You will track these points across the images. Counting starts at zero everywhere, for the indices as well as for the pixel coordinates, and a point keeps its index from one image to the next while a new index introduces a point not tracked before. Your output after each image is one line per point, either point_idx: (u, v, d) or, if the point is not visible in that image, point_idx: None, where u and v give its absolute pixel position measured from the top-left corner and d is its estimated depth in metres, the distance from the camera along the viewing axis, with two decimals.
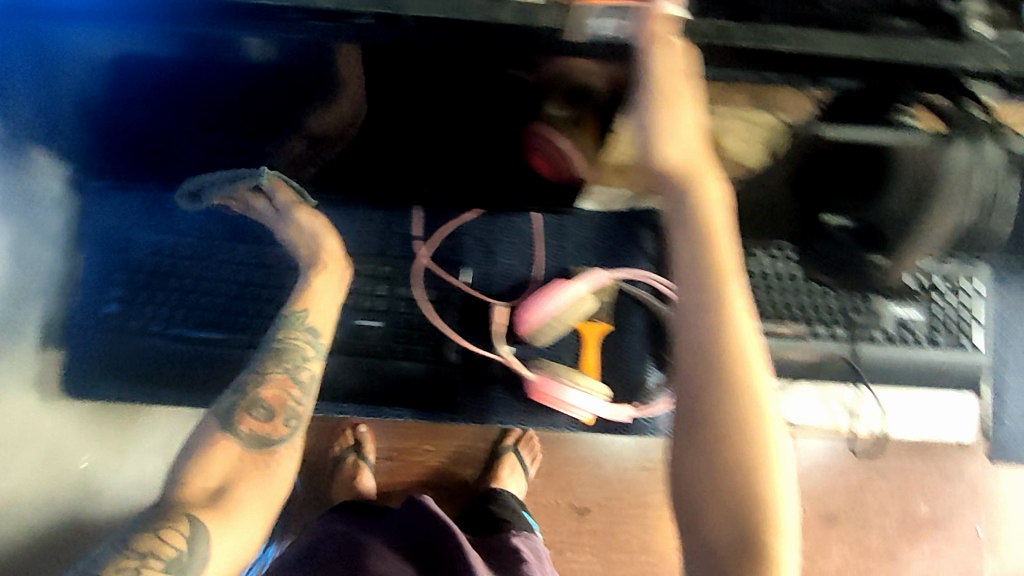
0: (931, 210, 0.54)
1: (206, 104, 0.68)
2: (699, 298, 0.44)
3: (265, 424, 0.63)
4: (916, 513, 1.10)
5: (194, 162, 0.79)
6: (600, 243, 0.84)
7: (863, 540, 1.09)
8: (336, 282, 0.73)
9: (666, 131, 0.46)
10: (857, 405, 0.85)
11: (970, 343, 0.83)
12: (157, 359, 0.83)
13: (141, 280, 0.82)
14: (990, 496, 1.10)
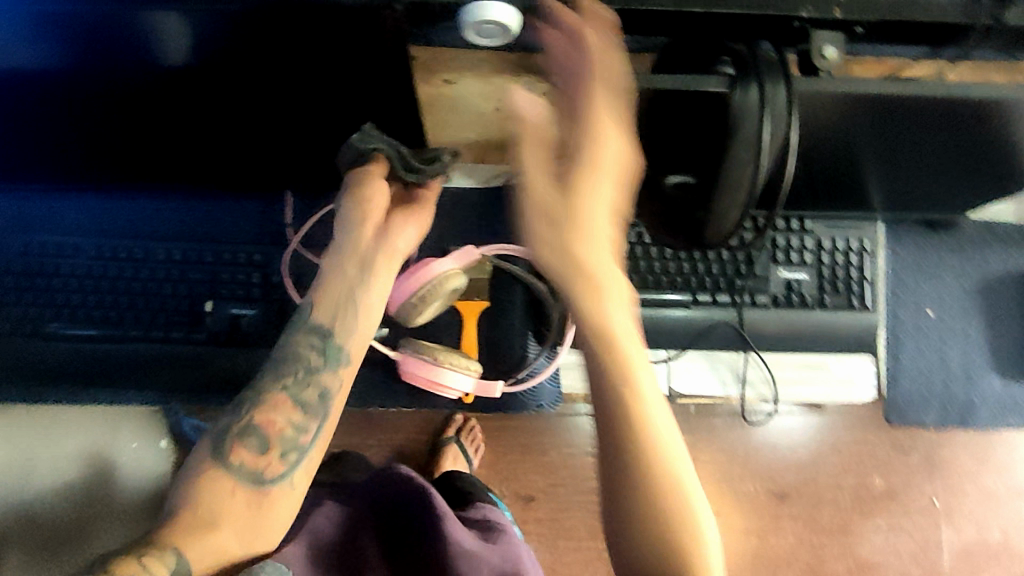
0: (727, 158, 0.52)
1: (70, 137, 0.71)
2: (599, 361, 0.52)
3: (259, 458, 0.64)
4: (871, 486, 1.01)
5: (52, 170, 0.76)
6: (477, 218, 0.84)
7: (819, 520, 1.00)
8: (363, 275, 0.69)
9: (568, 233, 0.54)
10: (745, 371, 0.83)
11: (859, 301, 0.82)
12: (33, 360, 0.78)
13: (14, 282, 0.77)
14: (950, 463, 1.01)
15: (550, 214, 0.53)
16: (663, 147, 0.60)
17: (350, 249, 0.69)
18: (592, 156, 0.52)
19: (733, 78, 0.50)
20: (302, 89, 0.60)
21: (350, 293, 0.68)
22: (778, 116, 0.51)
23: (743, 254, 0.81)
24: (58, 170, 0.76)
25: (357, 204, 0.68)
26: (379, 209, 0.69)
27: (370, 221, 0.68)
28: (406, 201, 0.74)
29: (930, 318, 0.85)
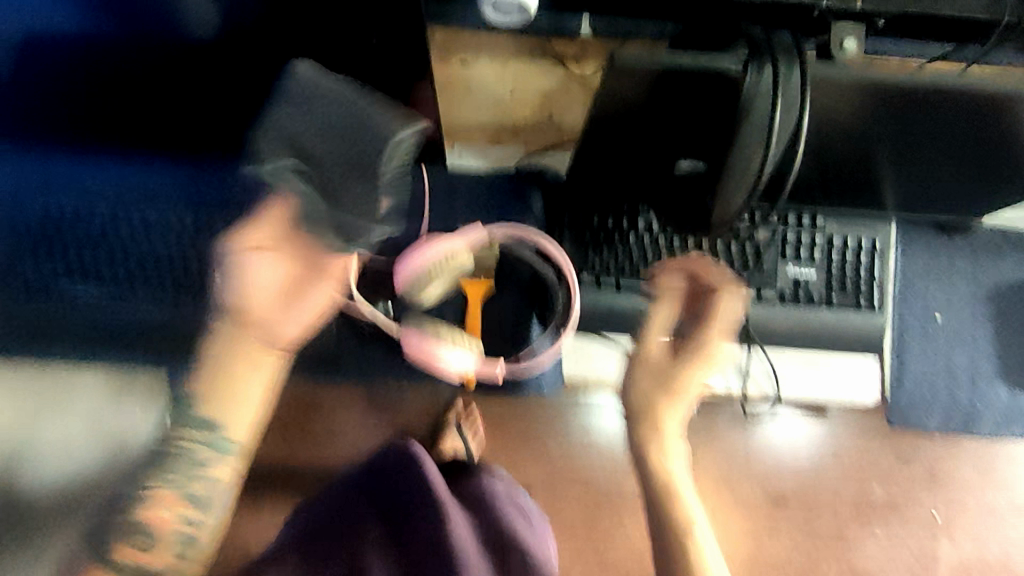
0: (738, 141, 0.53)
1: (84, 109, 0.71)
2: (644, 450, 0.66)
3: (146, 553, 0.55)
4: (901, 515, 0.91)
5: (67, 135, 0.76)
6: (490, 202, 0.83)
7: (818, 526, 0.91)
8: (246, 362, 0.58)
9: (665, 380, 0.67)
10: (748, 366, 0.83)
11: (868, 300, 0.81)
12: (43, 318, 0.79)
13: (29, 240, 0.78)
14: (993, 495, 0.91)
15: (665, 380, 0.67)
16: (676, 133, 0.61)
17: (235, 333, 0.58)
18: (700, 352, 0.67)
19: (748, 60, 0.50)
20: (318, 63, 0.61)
21: (235, 380, 0.58)
22: (789, 100, 0.51)
23: (752, 249, 0.80)
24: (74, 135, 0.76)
25: (237, 280, 0.57)
26: (255, 289, 0.57)
27: (257, 293, 0.57)
28: (301, 276, 0.59)
29: (938, 322, 0.85)
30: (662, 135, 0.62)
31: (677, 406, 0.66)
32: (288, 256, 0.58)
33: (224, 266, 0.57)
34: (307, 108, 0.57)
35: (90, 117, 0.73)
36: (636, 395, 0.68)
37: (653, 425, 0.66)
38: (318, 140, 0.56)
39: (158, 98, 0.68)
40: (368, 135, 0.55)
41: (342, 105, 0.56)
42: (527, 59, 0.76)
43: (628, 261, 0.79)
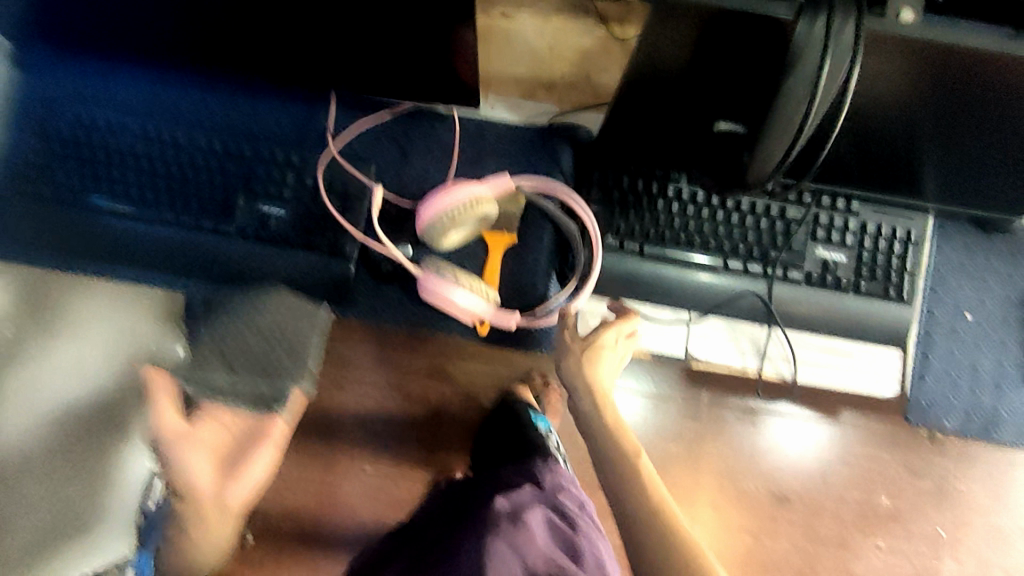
0: (785, 95, 0.50)
1: (133, 26, 0.72)
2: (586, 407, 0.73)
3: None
4: None
5: (112, 49, 0.77)
6: (516, 154, 0.83)
7: (829, 556, 0.80)
8: (202, 530, 0.70)
9: (589, 359, 0.74)
10: (767, 346, 0.81)
11: (896, 291, 0.79)
12: (67, 229, 0.79)
13: (61, 149, 0.78)
14: None
15: (588, 357, 0.74)
16: (721, 90, 0.59)
17: (185, 514, 0.69)
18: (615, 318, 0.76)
19: (803, 5, 0.47)
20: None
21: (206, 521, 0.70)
22: (844, 55, 0.47)
23: (782, 226, 0.78)
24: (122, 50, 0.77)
25: (177, 468, 0.69)
26: (206, 471, 0.71)
27: (198, 480, 0.70)
28: (242, 435, 0.73)
29: (968, 321, 0.82)
30: (705, 91, 0.59)
31: (602, 360, 0.74)
32: (223, 418, 0.73)
33: (172, 445, 0.69)
34: (234, 315, 0.75)
35: (129, 30, 0.73)
36: (570, 367, 0.75)
37: (594, 392, 0.73)
38: (236, 368, 0.74)
39: (200, 15, 0.69)
40: (301, 350, 0.77)
41: (274, 316, 0.76)
42: (569, 19, 0.69)
43: (653, 228, 0.78)
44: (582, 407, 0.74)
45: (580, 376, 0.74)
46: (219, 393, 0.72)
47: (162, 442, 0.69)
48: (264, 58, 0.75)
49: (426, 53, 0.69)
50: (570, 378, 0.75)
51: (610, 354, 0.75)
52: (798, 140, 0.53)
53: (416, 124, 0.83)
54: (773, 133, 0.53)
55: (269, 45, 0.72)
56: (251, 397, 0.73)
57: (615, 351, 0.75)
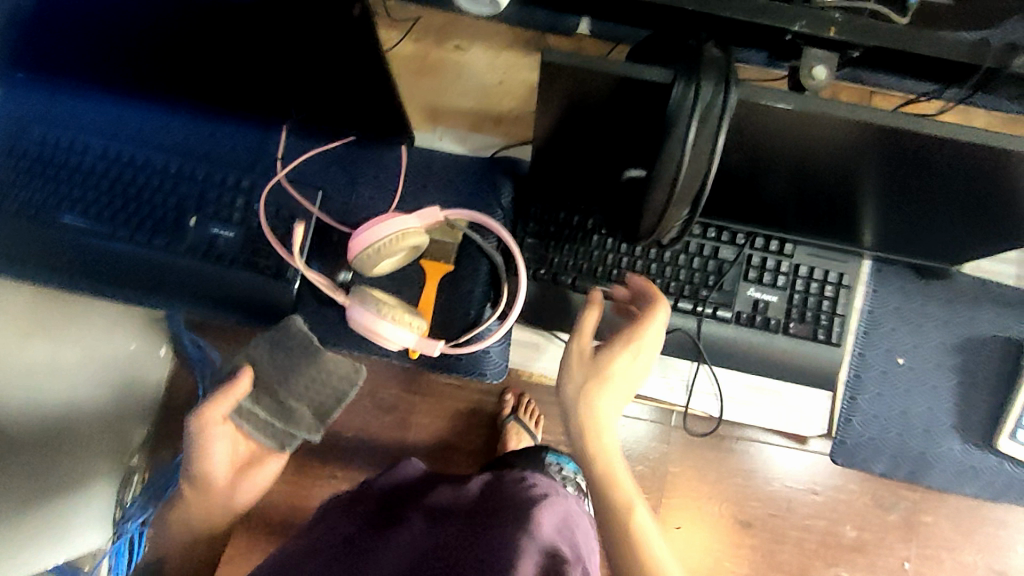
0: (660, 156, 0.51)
1: (93, 55, 0.77)
2: (584, 428, 0.64)
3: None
4: (839, 535, 1.00)
5: (80, 77, 0.83)
6: (462, 183, 0.86)
7: (778, 556, 1.00)
8: (204, 520, 0.71)
9: (593, 386, 0.65)
10: (695, 382, 0.83)
11: (825, 334, 0.79)
12: (32, 244, 0.83)
13: (27, 167, 0.83)
14: (928, 532, 0.99)
15: (594, 377, 0.66)
16: (625, 137, 0.61)
17: (197, 500, 0.70)
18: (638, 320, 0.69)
19: (678, 75, 0.48)
20: (282, 31, 0.63)
21: (212, 524, 0.71)
22: (710, 125, 0.48)
23: (715, 266, 0.80)
24: (92, 80, 0.83)
25: (200, 461, 0.68)
26: (220, 462, 0.69)
27: (215, 466, 0.69)
28: (248, 452, 0.73)
29: (900, 366, 0.82)
30: (613, 136, 0.62)
31: (607, 387, 0.65)
32: (243, 430, 0.71)
33: (195, 440, 0.68)
34: (290, 361, 0.72)
35: (85, 58, 0.77)
36: (573, 390, 0.66)
37: (592, 423, 0.64)
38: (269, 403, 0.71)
39: (148, 47, 0.73)
40: (326, 408, 0.73)
41: (305, 382, 0.72)
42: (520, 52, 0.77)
43: (586, 262, 0.80)
44: (579, 437, 0.65)
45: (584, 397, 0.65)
46: (258, 425, 0.70)
47: (195, 428, 0.67)
48: (217, 87, 0.79)
49: (358, 87, 0.72)
50: (568, 405, 0.66)
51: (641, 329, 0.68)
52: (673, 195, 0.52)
53: (364, 152, 0.87)
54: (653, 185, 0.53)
55: (218, 75, 0.76)
56: (274, 432, 0.71)
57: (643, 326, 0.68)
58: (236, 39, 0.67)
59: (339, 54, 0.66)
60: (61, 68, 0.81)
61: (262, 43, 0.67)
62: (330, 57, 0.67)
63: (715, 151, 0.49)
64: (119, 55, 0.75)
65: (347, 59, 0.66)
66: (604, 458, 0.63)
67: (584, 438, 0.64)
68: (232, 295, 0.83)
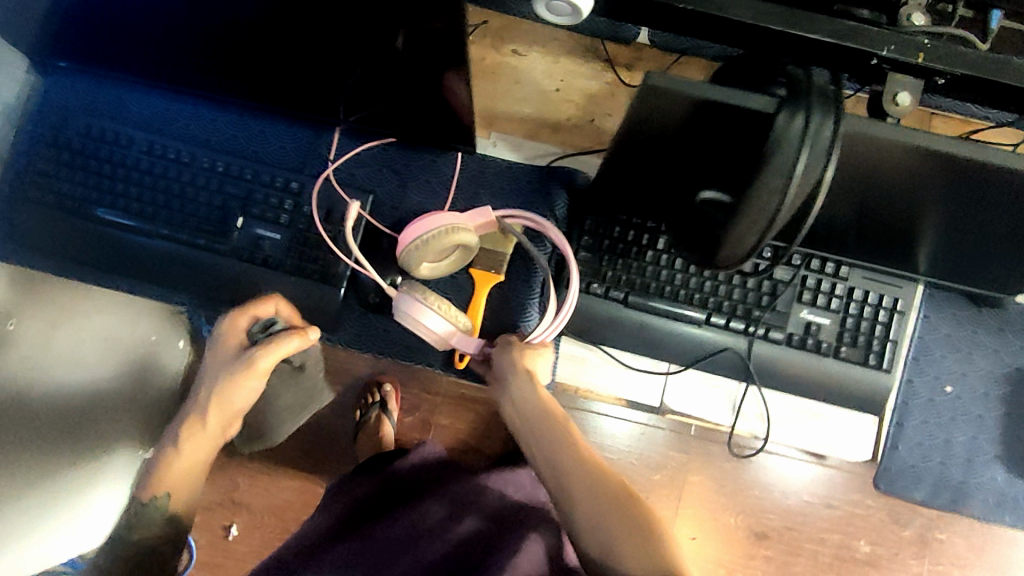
0: (760, 184, 0.49)
1: (143, 46, 0.74)
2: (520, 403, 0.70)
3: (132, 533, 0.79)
4: (855, 550, 1.03)
5: (127, 66, 0.80)
6: (515, 194, 0.86)
7: (793, 568, 1.04)
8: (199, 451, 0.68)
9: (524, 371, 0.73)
10: (743, 404, 0.82)
11: (876, 359, 0.79)
12: (71, 239, 0.81)
13: (68, 158, 0.81)
14: (941, 548, 1.03)
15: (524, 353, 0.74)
16: (707, 158, 0.60)
17: (206, 432, 0.68)
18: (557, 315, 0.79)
19: (783, 102, 0.47)
20: (361, 46, 0.61)
21: (195, 464, 0.68)
22: (819, 151, 0.47)
23: (769, 286, 0.79)
24: (141, 71, 0.80)
25: (223, 396, 0.68)
26: (243, 398, 0.69)
27: (237, 400, 0.69)
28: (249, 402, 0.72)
29: (946, 393, 0.82)
30: (692, 156, 0.61)
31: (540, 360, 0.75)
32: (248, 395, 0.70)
33: (229, 373, 0.68)
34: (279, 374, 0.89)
35: (141, 50, 0.75)
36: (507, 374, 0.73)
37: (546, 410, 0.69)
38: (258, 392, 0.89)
39: (209, 45, 0.70)
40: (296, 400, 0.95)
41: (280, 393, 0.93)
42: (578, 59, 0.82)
43: (640, 278, 0.79)
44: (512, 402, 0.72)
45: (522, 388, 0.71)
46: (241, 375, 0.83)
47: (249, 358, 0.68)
48: (272, 84, 0.77)
49: (427, 99, 0.70)
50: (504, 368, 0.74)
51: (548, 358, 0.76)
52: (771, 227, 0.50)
53: (418, 157, 0.85)
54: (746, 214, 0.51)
55: (277, 74, 0.74)
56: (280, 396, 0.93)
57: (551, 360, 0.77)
58: (304, 45, 0.65)
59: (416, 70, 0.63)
60: (109, 56, 0.79)
61: (329, 49, 0.64)
62: (405, 71, 0.65)
63: (823, 176, 0.47)
64: (173, 49, 0.73)
65: (422, 73, 0.64)
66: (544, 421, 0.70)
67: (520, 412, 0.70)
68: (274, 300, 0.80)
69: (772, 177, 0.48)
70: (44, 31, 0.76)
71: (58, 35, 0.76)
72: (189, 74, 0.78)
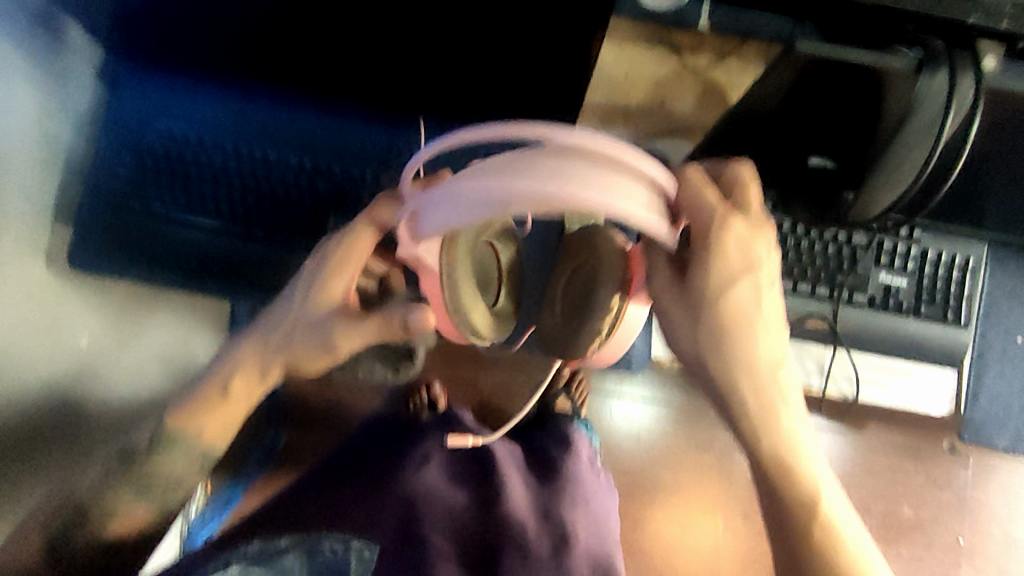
0: (914, 142, 0.54)
1: (243, 45, 0.75)
2: (727, 361, 0.54)
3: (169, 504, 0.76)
4: (899, 513, 1.10)
5: (214, 64, 0.80)
6: None
7: None
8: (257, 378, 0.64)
9: (737, 324, 0.53)
10: (831, 367, 0.86)
11: (955, 316, 0.83)
12: (160, 244, 0.84)
13: (153, 164, 0.82)
14: (979, 510, 1.10)
15: (721, 311, 0.52)
16: (822, 127, 0.64)
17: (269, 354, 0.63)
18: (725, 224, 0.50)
19: (922, 63, 0.51)
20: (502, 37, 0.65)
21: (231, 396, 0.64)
22: (964, 108, 0.50)
23: (848, 252, 0.82)
24: (229, 69, 0.81)
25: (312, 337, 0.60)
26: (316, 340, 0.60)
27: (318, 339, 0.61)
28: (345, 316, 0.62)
29: (1018, 344, 0.86)
30: (808, 126, 0.64)
31: (755, 319, 0.54)
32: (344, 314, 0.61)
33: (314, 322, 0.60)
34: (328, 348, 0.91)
35: (255, 56, 0.77)
36: (714, 338, 0.54)
37: (750, 371, 0.54)
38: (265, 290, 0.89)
39: (321, 40, 0.72)
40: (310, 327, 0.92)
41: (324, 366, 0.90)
42: (641, 46, 0.79)
43: None
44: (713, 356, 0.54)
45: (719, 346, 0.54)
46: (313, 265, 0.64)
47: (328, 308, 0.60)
48: (369, 80, 0.78)
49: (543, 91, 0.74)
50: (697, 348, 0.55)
51: (765, 283, 0.54)
52: (913, 184, 0.55)
53: None
54: (894, 168, 0.57)
55: (378, 70, 0.76)
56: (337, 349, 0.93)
57: (765, 247, 0.53)
58: (429, 32, 0.67)
59: (553, 57, 0.67)
60: (198, 56, 0.79)
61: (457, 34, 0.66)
62: (538, 60, 0.68)
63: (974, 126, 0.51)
64: (278, 43, 0.74)
65: (554, 61, 0.68)
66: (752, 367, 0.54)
67: (730, 385, 0.54)
68: None
69: (922, 136, 0.53)
70: (132, 32, 0.75)
71: (145, 36, 0.76)
72: (284, 71, 0.79)
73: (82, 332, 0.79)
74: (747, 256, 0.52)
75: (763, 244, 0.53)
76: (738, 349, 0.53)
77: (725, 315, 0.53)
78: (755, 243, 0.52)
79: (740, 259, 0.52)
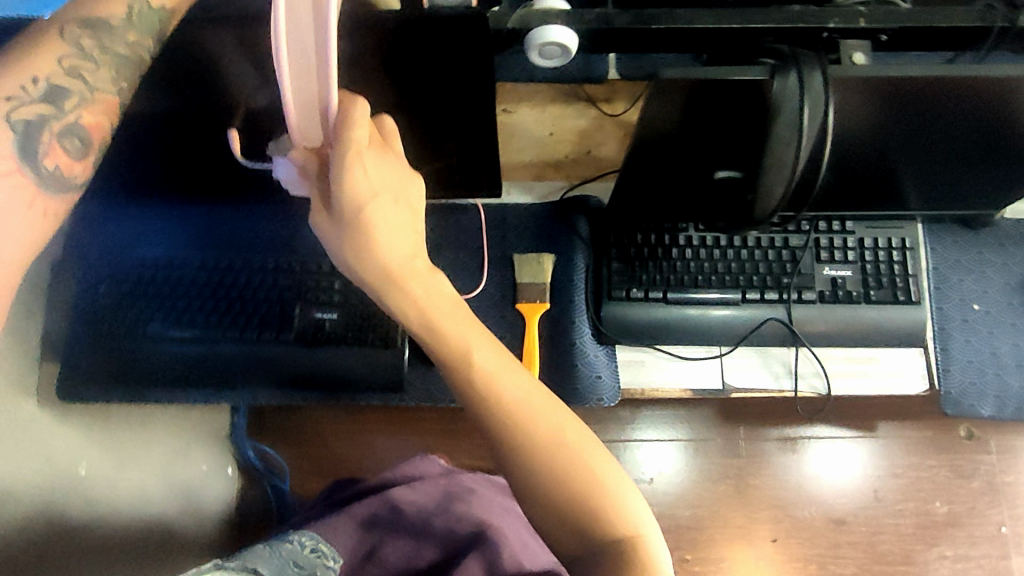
0: (774, 139, 0.60)
1: (204, 165, 0.86)
2: (369, 269, 0.56)
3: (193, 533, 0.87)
4: (933, 511, 1.11)
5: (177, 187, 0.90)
6: (539, 232, 0.92)
7: (878, 547, 1.11)
8: None
9: (371, 229, 0.54)
10: (797, 366, 0.88)
11: (905, 295, 0.85)
12: (147, 365, 0.88)
13: (128, 289, 0.88)
14: (1007, 491, 1.11)
15: (352, 228, 0.53)
16: (715, 148, 0.69)
17: None
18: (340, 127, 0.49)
19: (773, 70, 0.57)
20: (418, 122, 0.73)
21: None
22: (814, 102, 0.57)
23: (789, 254, 0.86)
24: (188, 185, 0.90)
25: None
26: None
27: None
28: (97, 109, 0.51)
29: (976, 311, 0.88)
30: (703, 147, 0.69)
31: (377, 220, 0.53)
32: None
33: None
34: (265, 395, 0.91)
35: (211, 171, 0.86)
36: (343, 246, 0.55)
37: (392, 276, 0.56)
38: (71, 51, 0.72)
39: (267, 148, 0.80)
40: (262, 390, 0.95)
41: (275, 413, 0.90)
42: (564, 104, 0.84)
43: (672, 274, 0.86)
44: (352, 258, 0.55)
45: (361, 253, 0.55)
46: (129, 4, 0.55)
47: None
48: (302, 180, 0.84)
49: (464, 164, 0.82)
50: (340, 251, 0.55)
51: (386, 209, 0.54)
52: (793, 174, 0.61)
53: (445, 220, 0.92)
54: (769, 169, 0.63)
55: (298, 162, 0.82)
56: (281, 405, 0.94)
57: (389, 168, 0.54)
58: None
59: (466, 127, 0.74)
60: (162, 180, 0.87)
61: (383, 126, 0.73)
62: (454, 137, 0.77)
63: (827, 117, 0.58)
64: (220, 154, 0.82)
65: (470, 137, 0.76)
66: (393, 269, 0.56)
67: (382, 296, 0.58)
68: (353, 375, 0.89)
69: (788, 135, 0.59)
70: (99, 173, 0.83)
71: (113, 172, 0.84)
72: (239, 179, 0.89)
73: (70, 460, 0.80)
74: (367, 182, 0.52)
75: (387, 168, 0.53)
76: (365, 248, 0.54)
77: (357, 221, 0.53)
78: (383, 159, 0.53)
79: (365, 183, 0.52)
